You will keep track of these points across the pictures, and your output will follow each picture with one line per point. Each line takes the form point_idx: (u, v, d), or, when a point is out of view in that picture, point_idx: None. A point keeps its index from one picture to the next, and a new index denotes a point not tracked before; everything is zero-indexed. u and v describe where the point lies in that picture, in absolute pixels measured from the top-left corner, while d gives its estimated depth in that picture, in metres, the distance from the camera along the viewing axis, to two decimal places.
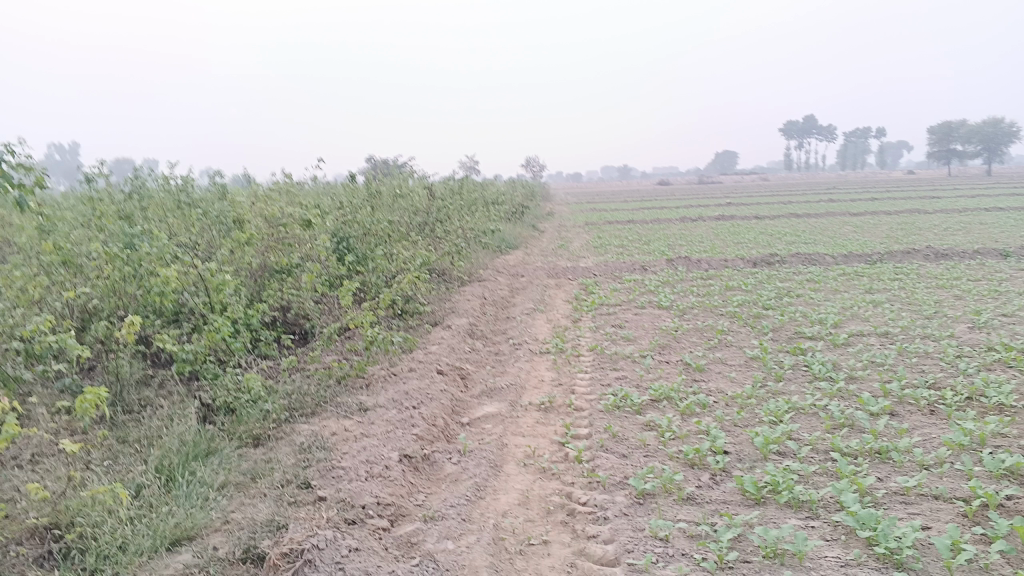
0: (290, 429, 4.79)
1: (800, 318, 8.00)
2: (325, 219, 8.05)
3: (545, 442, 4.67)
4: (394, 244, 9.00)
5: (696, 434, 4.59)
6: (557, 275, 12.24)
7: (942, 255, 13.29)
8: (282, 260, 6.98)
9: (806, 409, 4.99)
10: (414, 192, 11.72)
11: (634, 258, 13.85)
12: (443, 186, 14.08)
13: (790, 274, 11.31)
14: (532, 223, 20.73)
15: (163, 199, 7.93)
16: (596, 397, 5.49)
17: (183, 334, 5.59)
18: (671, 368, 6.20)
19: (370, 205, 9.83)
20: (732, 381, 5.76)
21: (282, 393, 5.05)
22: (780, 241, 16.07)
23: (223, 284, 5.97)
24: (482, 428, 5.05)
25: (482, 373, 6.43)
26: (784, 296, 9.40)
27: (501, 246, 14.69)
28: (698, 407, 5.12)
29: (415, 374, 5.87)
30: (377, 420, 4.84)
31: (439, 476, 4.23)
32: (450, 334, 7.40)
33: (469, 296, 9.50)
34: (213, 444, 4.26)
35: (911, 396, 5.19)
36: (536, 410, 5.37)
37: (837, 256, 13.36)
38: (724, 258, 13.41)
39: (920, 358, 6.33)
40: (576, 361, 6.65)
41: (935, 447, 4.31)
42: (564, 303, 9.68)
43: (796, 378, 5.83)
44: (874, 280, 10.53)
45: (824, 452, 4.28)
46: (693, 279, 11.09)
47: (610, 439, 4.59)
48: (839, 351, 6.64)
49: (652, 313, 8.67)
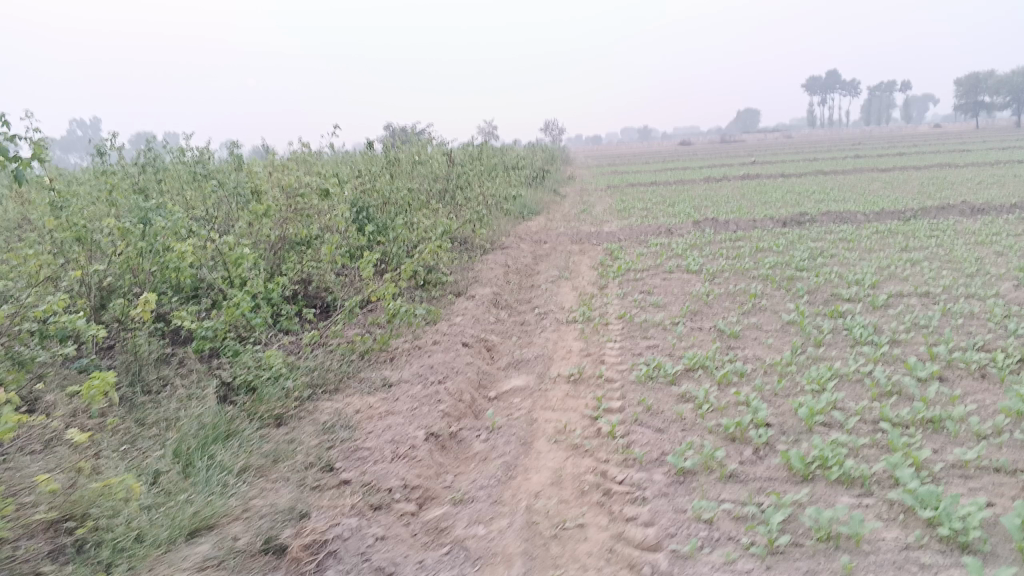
0: (313, 407, 4.64)
1: (836, 279, 7.70)
2: (343, 188, 7.85)
3: (576, 417, 4.48)
4: (413, 213, 8.79)
5: (735, 405, 4.37)
6: (581, 240, 11.98)
7: (978, 210, 12.86)
8: (301, 231, 6.77)
9: (849, 376, 4.75)
10: (433, 159, 11.47)
11: (659, 221, 13.54)
12: (463, 153, 13.80)
13: (822, 234, 10.97)
14: (553, 189, 20.40)
15: (177, 173, 7.76)
16: (628, 368, 5.27)
17: (202, 310, 5.48)
18: (704, 336, 5.97)
19: (388, 173, 9.61)
20: (769, 348, 5.52)
21: (303, 369, 4.90)
22: (809, 201, 15.63)
23: (241, 258, 5.83)
24: (510, 402, 4.85)
25: (508, 345, 6.22)
26: (817, 256, 9.09)
27: (523, 212, 14.42)
28: (735, 376, 4.89)
29: (439, 348, 5.67)
30: (401, 396, 4.67)
31: (468, 455, 4.05)
32: (474, 304, 7.21)
33: (492, 265, 9.29)
34: (234, 426, 4.12)
35: (961, 360, 4.92)
36: (565, 382, 5.17)
37: (868, 213, 12.96)
38: (752, 219, 13.06)
39: (967, 319, 6.04)
40: (605, 330, 6.43)
41: (991, 414, 4.06)
42: (590, 269, 9.45)
43: (836, 343, 5.57)
44: (910, 238, 10.17)
45: (873, 422, 4.04)
46: (721, 241, 10.78)
47: (644, 412, 4.38)
48: (879, 313, 6.36)
49: (681, 278, 8.41)
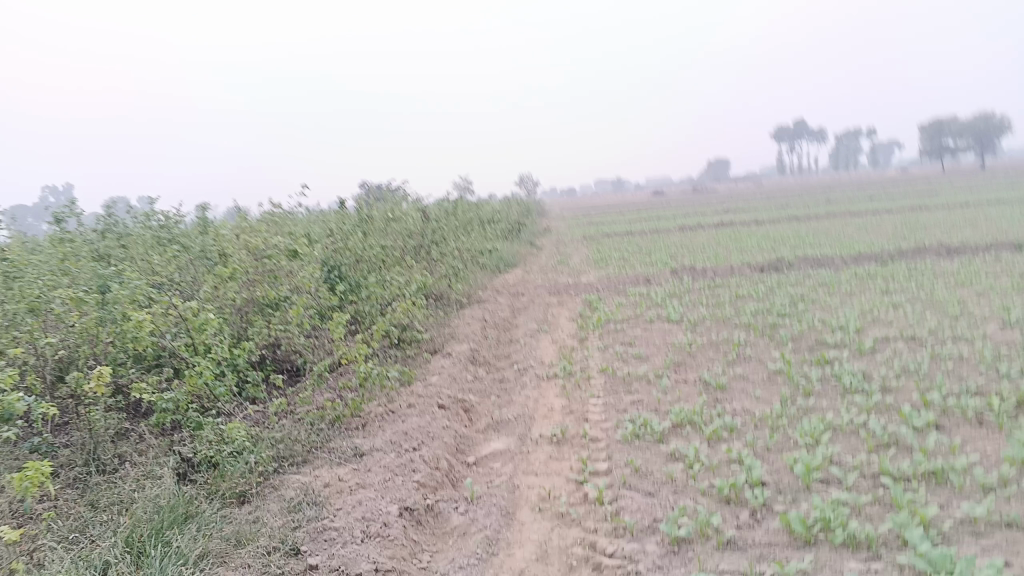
0: (279, 482, 4.36)
1: (820, 325, 7.55)
2: (314, 248, 7.64)
3: (560, 481, 4.23)
4: (387, 271, 8.58)
5: (727, 463, 4.14)
6: (559, 292, 11.80)
7: (953, 251, 12.90)
8: (268, 293, 6.52)
9: (844, 428, 4.55)
10: (408, 216, 11.32)
11: (637, 271, 13.42)
12: (437, 208, 13.67)
13: (801, 279, 10.88)
14: (529, 241, 20.31)
15: (139, 239, 7.51)
16: (612, 426, 5.03)
17: (163, 381, 5.21)
18: (689, 388, 5.76)
19: (361, 231, 9.42)
20: (757, 399, 5.32)
21: (269, 441, 4.63)
22: (784, 246, 15.63)
23: (205, 324, 5.58)
24: (490, 467, 4.59)
25: (487, 405, 5.97)
26: (798, 302, 8.97)
27: (500, 266, 14.27)
28: (724, 432, 4.67)
29: (415, 411, 5.42)
30: (373, 466, 4.40)
31: (445, 530, 3.78)
32: (451, 362, 6.96)
33: (469, 321, 9.06)
34: (193, 507, 3.83)
35: (957, 406, 4.75)
36: (548, 443, 4.92)
37: (845, 257, 12.94)
38: (730, 266, 12.98)
39: (956, 363, 5.88)
40: (587, 385, 6.21)
41: (995, 464, 3.86)
42: (569, 322, 9.25)
43: (826, 392, 5.38)
44: (889, 281, 10.11)
45: (873, 477, 3.83)
46: (701, 289, 10.66)
47: (632, 475, 4.14)
48: (867, 359, 6.20)
49: (662, 328, 8.22)
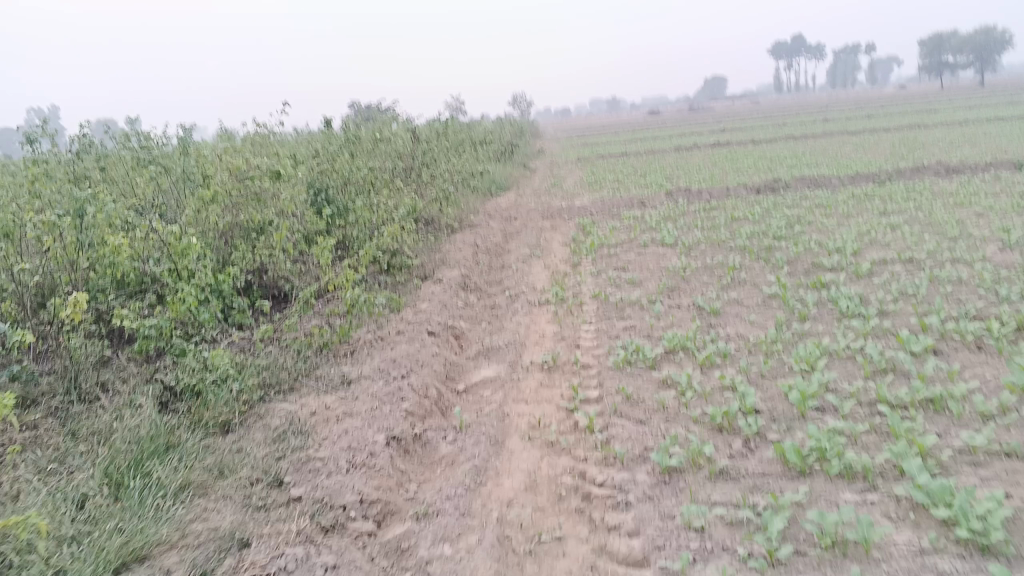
0: (264, 410, 4.28)
1: (816, 247, 7.42)
2: (299, 169, 7.40)
3: (551, 409, 4.15)
4: (375, 194, 8.37)
5: (720, 391, 4.06)
6: (552, 216, 11.61)
7: (953, 170, 12.69)
8: (253, 216, 6.33)
9: (840, 354, 4.46)
10: (397, 137, 11.02)
11: (631, 193, 13.20)
12: (428, 129, 13.33)
13: (798, 200, 10.70)
14: (523, 163, 19.97)
15: (118, 161, 7.25)
16: (605, 352, 4.94)
17: (145, 307, 5.08)
18: (683, 314, 5.65)
19: (348, 152, 9.15)
20: (752, 325, 5.21)
21: (254, 368, 4.53)
22: (781, 167, 15.37)
23: (188, 249, 5.42)
24: (480, 395, 4.51)
25: (478, 332, 5.86)
26: (794, 224, 8.81)
27: (493, 188, 14.01)
28: (718, 358, 4.58)
29: (404, 338, 5.31)
30: (360, 395, 4.31)
31: (433, 460, 3.71)
32: (441, 288, 6.83)
33: (460, 245, 8.89)
34: (175, 437, 3.75)
35: (956, 331, 4.66)
36: (539, 370, 4.83)
37: (843, 177, 12.72)
38: (726, 188, 12.77)
39: (955, 286, 5.78)
40: (579, 311, 6.10)
41: (994, 391, 3.79)
42: (562, 246, 9.10)
43: (822, 317, 5.28)
44: (888, 201, 9.94)
45: (870, 405, 3.76)
46: (696, 212, 10.48)
47: (624, 402, 4.06)
48: (864, 283, 6.08)
49: (656, 252, 8.08)
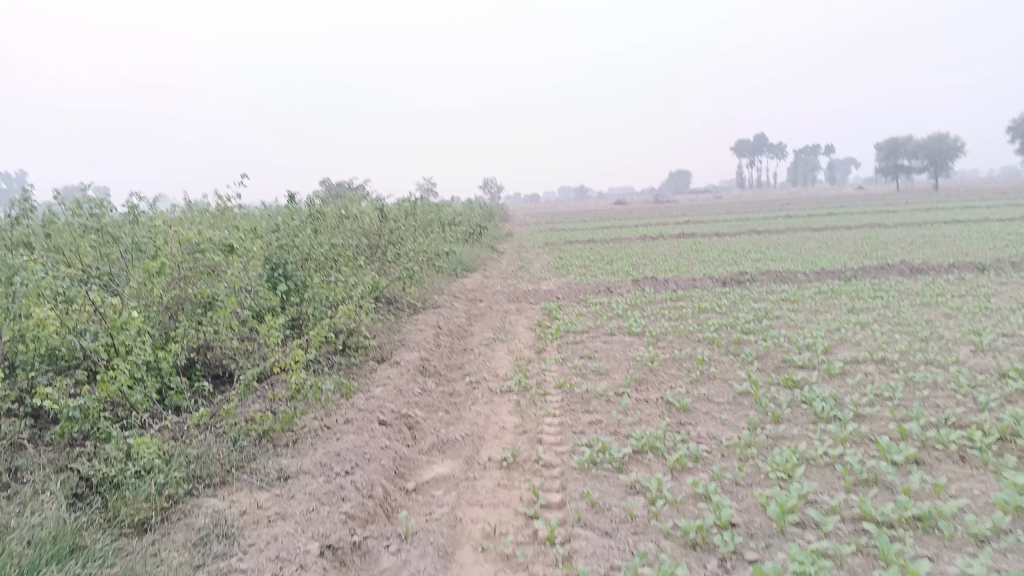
0: (189, 507, 3.86)
1: (786, 343, 7.22)
2: (255, 243, 7.08)
3: (508, 515, 3.79)
4: (335, 271, 8.06)
5: (692, 500, 3.74)
6: (518, 299, 11.37)
7: (917, 269, 12.77)
8: (203, 290, 5.97)
9: (818, 461, 4.18)
10: (363, 214, 10.79)
11: (598, 279, 13.05)
12: (395, 207, 13.14)
13: (765, 293, 10.59)
14: (490, 245, 19.85)
15: (64, 228, 6.86)
16: (568, 450, 4.61)
17: (72, 386, 4.67)
18: (651, 409, 5.36)
19: (311, 227, 8.87)
20: (723, 424, 4.93)
21: (182, 459, 4.13)
22: (746, 259, 15.39)
23: (127, 322, 5.05)
24: (431, 495, 4.13)
25: (434, 421, 5.50)
26: (763, 318, 8.65)
27: (458, 268, 13.79)
28: (689, 461, 4.27)
29: (352, 428, 4.93)
30: (298, 494, 3.93)
31: (373, 573, 3.31)
32: (397, 372, 6.47)
33: (421, 327, 8.56)
34: (83, 537, 3.32)
35: (937, 440, 4.42)
36: (497, 468, 4.47)
37: (809, 272, 12.72)
38: (692, 278, 12.68)
39: (932, 389, 5.57)
40: (543, 402, 5.78)
41: (984, 509, 3.52)
42: (527, 331, 8.81)
43: (796, 418, 5.03)
44: (855, 298, 9.86)
45: (854, 522, 3.47)
46: (663, 301, 10.31)
47: (588, 509, 3.71)
48: (838, 383, 5.86)
49: (623, 341, 7.83)
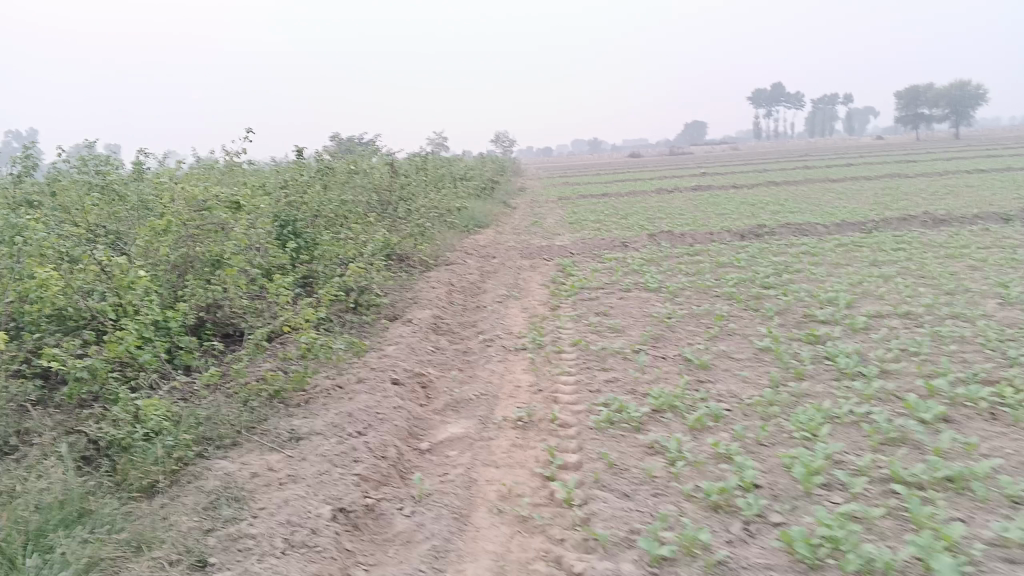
0: (200, 469, 3.79)
1: (807, 297, 7.06)
2: (264, 199, 6.96)
3: (524, 476, 3.70)
4: (346, 228, 7.92)
5: (713, 461, 3.63)
6: (532, 255, 11.22)
7: (939, 221, 12.50)
8: (211, 248, 5.85)
9: (843, 420, 4.06)
10: (374, 170, 10.61)
11: (613, 234, 12.87)
12: (407, 163, 12.94)
13: (784, 247, 10.39)
14: (503, 200, 19.64)
15: (71, 187, 6.75)
16: (585, 409, 4.50)
17: (80, 347, 4.58)
18: (670, 367, 5.24)
19: (321, 184, 8.72)
20: (744, 382, 4.80)
21: (192, 421, 4.06)
22: (764, 212, 15.11)
23: (134, 282, 4.95)
24: (445, 456, 4.05)
25: (447, 380, 5.41)
26: (782, 272, 8.47)
27: (471, 225, 13.63)
28: (710, 421, 4.16)
29: (364, 388, 4.85)
30: (309, 456, 3.85)
31: (387, 536, 3.23)
32: (410, 330, 6.38)
33: (434, 284, 8.45)
34: (91, 501, 3.25)
35: (967, 397, 4.28)
36: (512, 428, 4.38)
37: (828, 225, 12.47)
38: (709, 232, 12.47)
39: (959, 344, 5.42)
40: (558, 359, 5.67)
41: (1019, 469, 3.40)
42: (542, 287, 8.68)
43: (819, 375, 4.89)
44: (877, 251, 9.65)
45: (882, 483, 3.35)
46: (680, 256, 10.14)
47: (606, 471, 3.61)
48: (861, 338, 5.71)
49: (639, 297, 7.69)
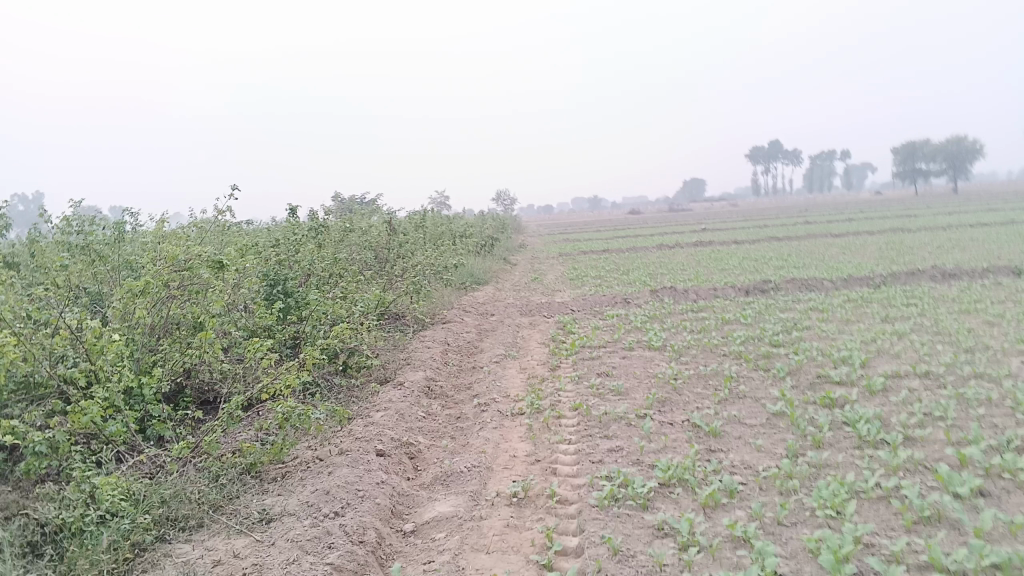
0: (159, 557, 3.41)
1: (820, 356, 6.70)
2: (251, 257, 6.64)
3: (518, 565, 3.31)
4: (337, 286, 7.61)
5: (729, 545, 3.25)
6: (532, 313, 10.89)
7: (949, 274, 12.20)
8: (192, 309, 5.53)
9: (869, 495, 3.68)
10: (371, 227, 10.35)
11: (615, 290, 12.57)
12: (406, 220, 12.71)
13: (791, 302, 10.07)
14: (503, 256, 19.42)
15: (50, 248, 6.42)
16: (586, 483, 4.12)
17: (40, 417, 4.22)
18: (677, 434, 4.86)
19: (313, 241, 8.44)
20: (758, 452, 4.43)
21: (154, 500, 3.69)
22: (768, 267, 14.84)
23: (106, 345, 4.59)
24: (431, 539, 3.67)
25: (438, 450, 5.03)
26: (791, 329, 8.13)
27: (469, 281, 13.35)
28: (723, 496, 3.78)
29: (346, 461, 4.48)
30: (280, 541, 3.48)
31: None
32: (401, 395, 6.02)
33: (429, 343, 8.11)
34: None
35: (1004, 467, 3.90)
36: (506, 505, 4.00)
37: (835, 280, 12.16)
38: (713, 287, 12.17)
39: (987, 407, 5.04)
40: (557, 426, 5.30)
41: None
42: (541, 346, 8.34)
43: (839, 443, 4.52)
44: (888, 306, 9.32)
45: (921, 572, 2.97)
46: (684, 312, 9.81)
47: (610, 558, 3.24)
48: (881, 400, 5.35)
49: (643, 356, 7.33)
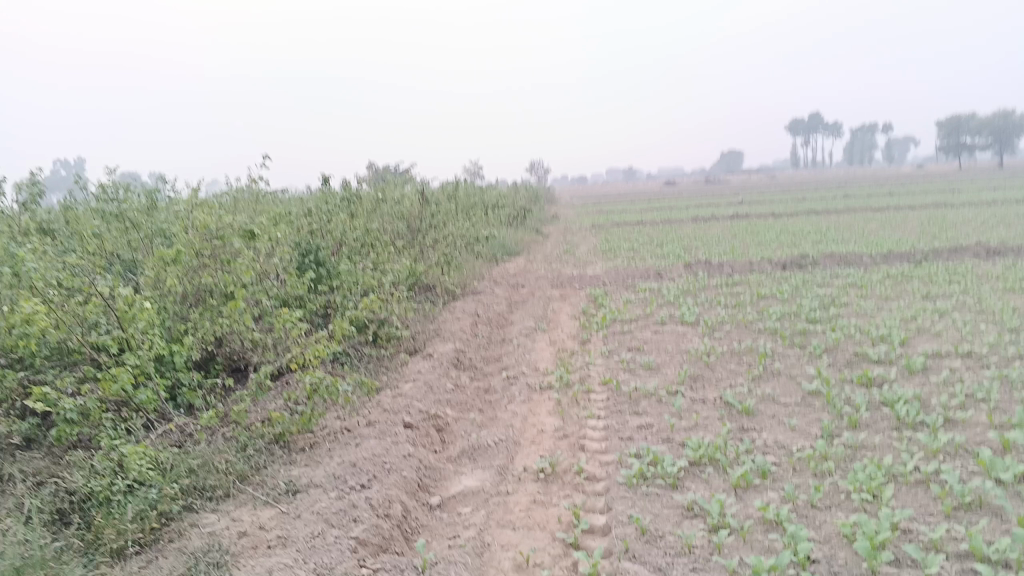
0: (185, 525, 3.43)
1: (858, 333, 6.54)
2: (282, 227, 6.62)
3: (543, 542, 3.27)
4: (368, 256, 7.58)
5: (761, 528, 3.17)
6: (563, 285, 10.80)
7: (994, 251, 11.86)
8: (222, 278, 5.52)
9: (907, 479, 3.57)
10: (403, 198, 10.29)
11: (648, 263, 12.41)
12: (439, 191, 12.64)
13: (829, 278, 9.85)
14: (536, 228, 19.30)
15: (85, 216, 6.46)
16: (614, 460, 4.06)
17: (72, 384, 4.24)
18: (709, 412, 4.77)
19: (345, 211, 8.41)
20: (792, 432, 4.33)
21: (181, 470, 3.71)
22: (806, 241, 14.55)
23: (139, 312, 4.59)
24: (456, 514, 3.64)
25: (466, 423, 5.00)
26: (828, 305, 7.95)
27: (501, 253, 13.28)
28: (756, 477, 3.70)
29: (373, 433, 4.45)
30: (305, 513, 3.47)
31: None
32: (430, 366, 5.99)
33: (459, 315, 8.07)
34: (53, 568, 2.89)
35: None
36: (533, 481, 3.95)
37: (874, 255, 11.89)
38: (748, 261, 11.96)
39: None
40: (587, 400, 5.23)
41: None
42: (572, 320, 8.25)
43: (877, 424, 4.40)
44: (929, 283, 9.07)
45: (961, 561, 2.87)
46: (718, 287, 9.66)
47: (637, 538, 3.18)
48: (921, 380, 5.19)
49: (675, 331, 7.22)
